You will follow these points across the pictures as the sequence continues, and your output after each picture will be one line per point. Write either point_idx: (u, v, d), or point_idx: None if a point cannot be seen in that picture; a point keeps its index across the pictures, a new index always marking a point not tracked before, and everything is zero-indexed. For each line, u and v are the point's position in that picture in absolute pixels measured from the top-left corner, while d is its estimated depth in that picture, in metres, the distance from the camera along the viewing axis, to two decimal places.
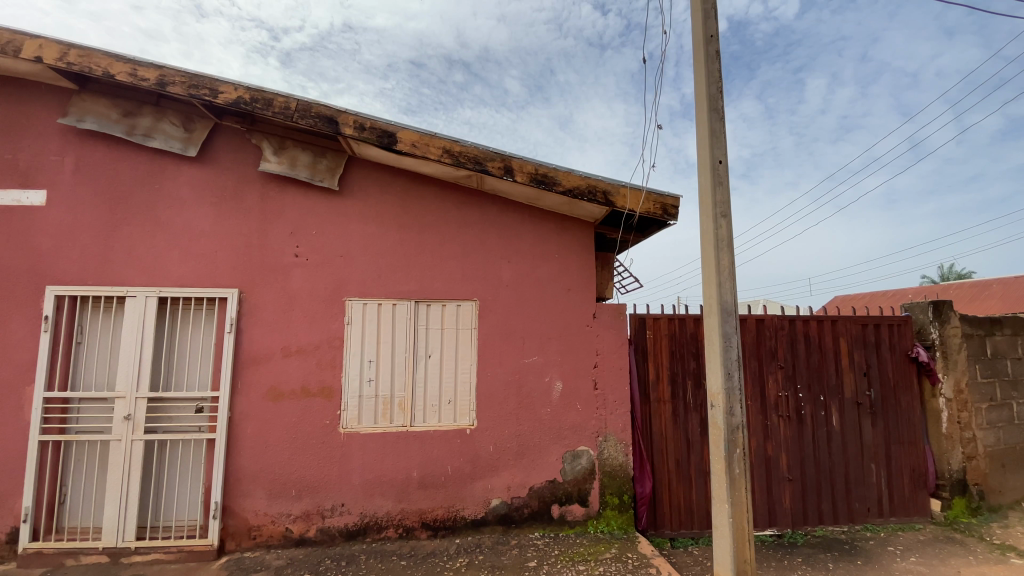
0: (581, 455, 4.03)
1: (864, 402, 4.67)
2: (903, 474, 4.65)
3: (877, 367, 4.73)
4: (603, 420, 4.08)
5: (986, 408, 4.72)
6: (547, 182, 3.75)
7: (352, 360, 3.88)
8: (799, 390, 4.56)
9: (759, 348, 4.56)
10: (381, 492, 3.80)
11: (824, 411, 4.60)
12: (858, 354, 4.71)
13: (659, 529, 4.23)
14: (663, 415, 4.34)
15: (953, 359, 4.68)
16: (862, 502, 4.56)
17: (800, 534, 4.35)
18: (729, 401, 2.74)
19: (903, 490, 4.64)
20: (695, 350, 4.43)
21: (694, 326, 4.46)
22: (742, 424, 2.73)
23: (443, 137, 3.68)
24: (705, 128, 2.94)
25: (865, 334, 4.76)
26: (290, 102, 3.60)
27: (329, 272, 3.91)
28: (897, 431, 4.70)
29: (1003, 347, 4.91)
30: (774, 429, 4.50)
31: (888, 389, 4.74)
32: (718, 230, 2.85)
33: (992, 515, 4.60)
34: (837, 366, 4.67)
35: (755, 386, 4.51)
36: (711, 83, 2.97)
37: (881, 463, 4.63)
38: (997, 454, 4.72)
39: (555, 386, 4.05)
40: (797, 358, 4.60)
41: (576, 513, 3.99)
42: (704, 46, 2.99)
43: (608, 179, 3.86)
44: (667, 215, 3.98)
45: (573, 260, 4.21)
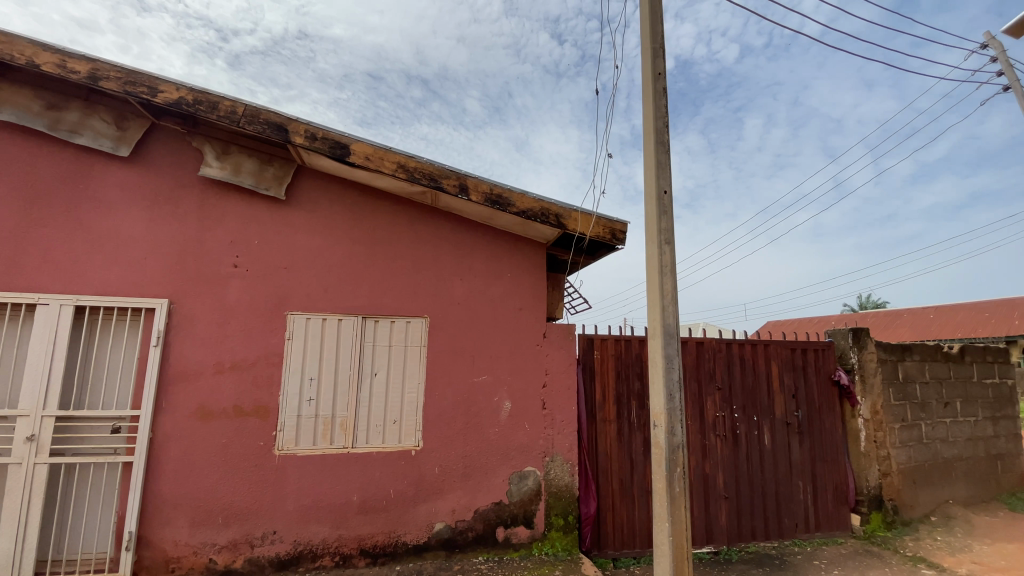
0: (527, 476, 4.01)
1: (792, 422, 4.95)
2: (827, 491, 4.95)
3: (804, 389, 5.05)
4: (550, 440, 4.09)
5: (899, 428, 5.13)
6: (502, 203, 3.80)
7: (291, 377, 3.70)
8: (735, 411, 4.79)
9: (699, 370, 4.76)
10: (317, 518, 3.61)
11: (757, 431, 4.84)
12: (788, 377, 5.02)
13: (602, 550, 4.25)
14: (608, 434, 4.41)
15: (870, 382, 5.07)
16: (791, 518, 4.80)
17: (734, 551, 4.50)
18: (670, 420, 2.83)
19: (828, 506, 4.93)
20: (640, 370, 4.56)
21: (639, 347, 4.61)
22: (682, 443, 2.83)
23: (398, 152, 3.66)
24: (652, 159, 3.09)
25: (793, 357, 5.08)
26: (237, 107, 3.47)
27: (270, 285, 3.74)
28: (821, 449, 5.01)
29: (912, 371, 5.38)
30: (712, 448, 4.68)
31: (813, 410, 5.06)
32: (662, 256, 2.97)
33: (905, 529, 4.95)
34: (768, 388, 4.94)
35: (695, 406, 4.68)
36: (658, 118, 3.14)
37: (808, 480, 4.91)
38: (908, 471, 5.13)
39: (503, 406, 4.03)
40: (733, 380, 4.83)
41: (521, 535, 3.94)
42: (652, 82, 3.17)
43: (560, 202, 3.96)
44: (615, 239, 4.12)
45: (525, 279, 4.25)
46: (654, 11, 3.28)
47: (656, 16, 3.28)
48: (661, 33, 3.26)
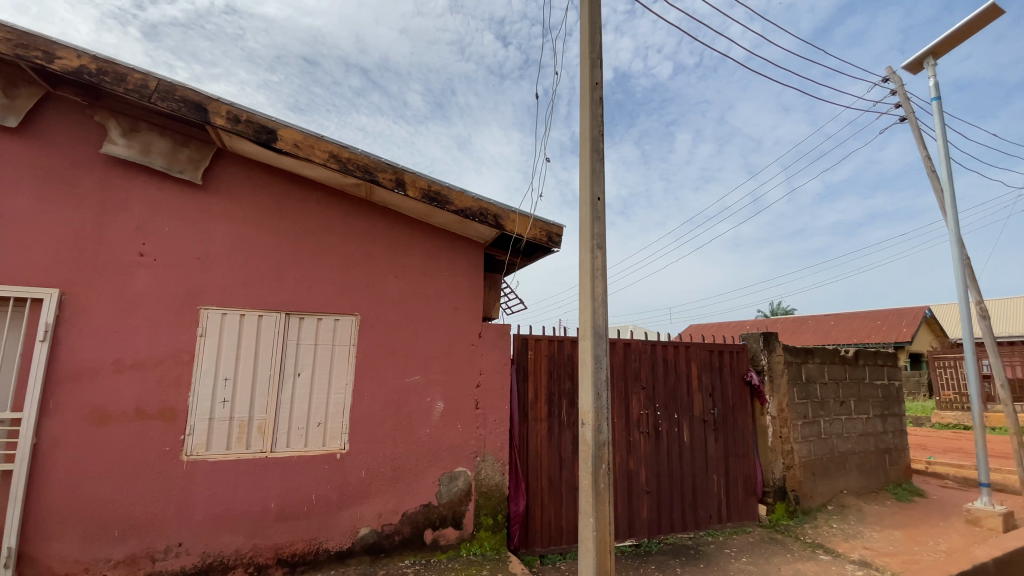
0: (457, 477, 3.98)
1: (709, 419, 5.29)
2: (739, 483, 5.33)
3: (720, 388, 5.40)
4: (481, 441, 4.08)
5: (801, 425, 5.63)
6: (439, 200, 3.75)
7: (204, 376, 3.43)
8: (658, 409, 5.04)
9: (626, 370, 4.96)
10: (230, 528, 3.37)
11: (677, 428, 5.12)
12: (706, 377, 5.35)
13: (530, 547, 4.31)
14: (539, 433, 4.48)
15: (777, 382, 5.55)
16: (706, 510, 5.12)
17: (654, 543, 4.73)
18: (597, 418, 2.92)
19: (738, 497, 5.31)
20: (571, 370, 4.68)
21: (571, 348, 4.72)
22: (608, 441, 2.93)
23: (330, 141, 3.51)
24: (587, 166, 3.18)
25: (711, 359, 5.43)
26: (149, 81, 3.17)
27: (183, 276, 3.45)
28: (734, 444, 5.39)
29: (813, 372, 5.92)
30: (636, 445, 4.89)
31: (728, 408, 5.43)
32: (594, 259, 3.06)
33: (804, 517, 5.42)
34: (688, 387, 5.25)
35: (621, 404, 4.88)
36: (594, 126, 3.23)
37: (721, 474, 5.26)
38: (808, 463, 5.63)
39: (435, 406, 3.97)
40: (657, 379, 5.09)
41: (449, 537, 3.91)
42: (590, 91, 3.26)
43: (498, 203, 3.97)
44: (551, 242, 4.19)
45: (461, 279, 4.21)
46: (593, 22, 3.37)
47: (596, 27, 3.37)
48: (600, 44, 3.36)
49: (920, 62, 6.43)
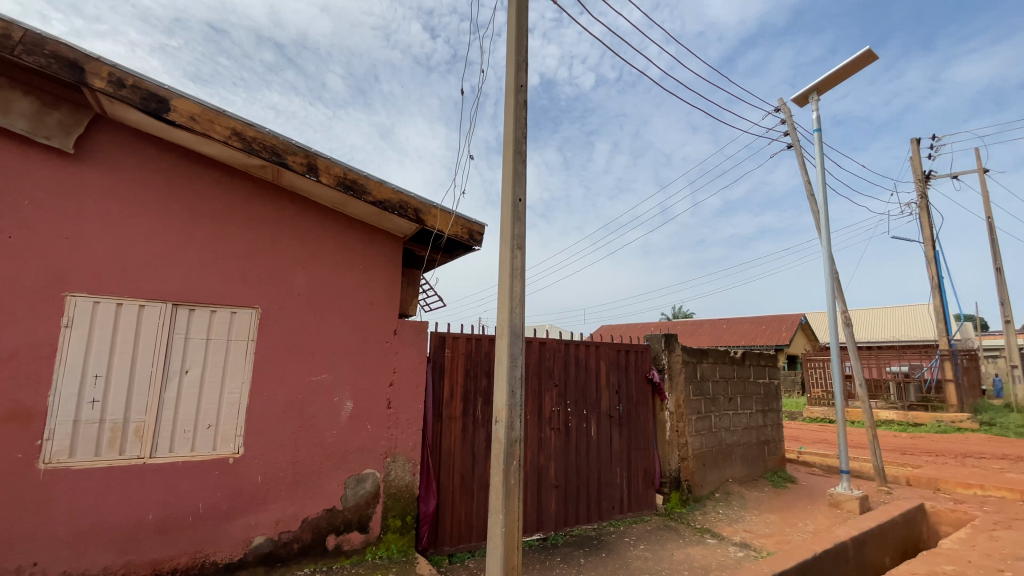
0: (365, 479, 3.84)
1: (615, 415, 5.58)
2: (639, 475, 5.68)
3: (625, 386, 5.72)
4: (392, 441, 3.97)
5: (694, 419, 6.13)
6: (356, 189, 3.59)
7: (67, 373, 3.00)
8: (568, 405, 5.22)
9: (540, 368, 5.08)
10: (97, 544, 2.98)
11: (586, 423, 5.34)
12: (613, 374, 5.64)
13: (439, 547, 4.27)
14: (452, 432, 4.45)
15: (675, 380, 6.02)
16: (609, 501, 5.39)
17: (560, 536, 4.89)
18: (510, 416, 2.97)
19: (638, 488, 5.66)
20: (488, 369, 4.70)
21: (488, 346, 4.74)
22: (520, 437, 2.98)
23: (235, 118, 3.23)
24: (510, 167, 3.21)
25: (619, 357, 5.73)
26: (9, 29, 2.71)
27: (46, 258, 3.00)
28: (636, 438, 5.74)
29: (707, 371, 6.47)
30: (547, 441, 5.03)
31: (632, 404, 5.77)
32: (514, 259, 3.10)
33: (695, 504, 5.91)
34: (597, 385, 5.50)
35: (534, 402, 4.99)
36: (517, 128, 3.27)
37: (624, 467, 5.57)
38: (700, 455, 6.15)
39: (344, 406, 3.80)
40: (569, 377, 5.27)
41: (354, 541, 3.76)
42: (514, 94, 3.29)
43: (419, 197, 3.88)
44: (472, 240, 4.18)
45: (377, 274, 4.07)
46: (520, 26, 3.41)
47: (523, 31, 3.42)
48: (526, 48, 3.41)
49: (805, 97, 7.27)
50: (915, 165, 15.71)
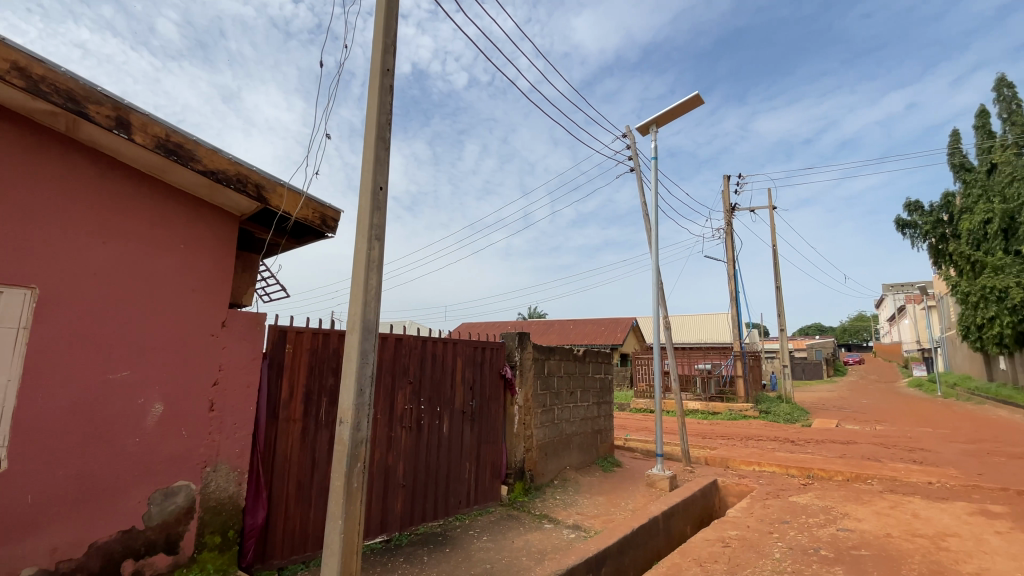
0: (176, 492, 3.31)
1: (467, 411, 5.68)
2: (487, 469, 5.86)
3: (479, 382, 5.85)
4: (214, 448, 3.49)
5: (540, 413, 6.55)
6: (182, 155, 3.08)
7: None
8: (421, 403, 5.16)
9: (394, 365, 4.93)
10: None
11: (438, 420, 5.33)
12: (468, 371, 5.73)
13: (267, 562, 3.87)
14: (290, 435, 4.07)
15: (525, 375, 6.37)
16: (456, 496, 5.46)
17: (404, 535, 4.80)
18: (357, 416, 2.82)
19: (485, 482, 5.83)
20: (335, 366, 4.41)
21: (337, 342, 4.45)
22: (366, 438, 2.85)
23: (10, 46, 2.54)
24: (371, 153, 3.05)
25: (475, 354, 5.84)
26: None
27: None
28: (486, 433, 5.91)
29: (554, 367, 6.95)
30: (397, 439, 4.90)
31: (484, 400, 5.93)
32: (371, 251, 2.96)
33: (536, 492, 6.29)
34: (452, 382, 5.52)
35: (385, 400, 4.82)
36: (381, 114, 3.12)
37: (473, 461, 5.69)
38: (543, 446, 6.59)
39: (152, 409, 3.23)
40: (423, 375, 5.20)
41: (158, 566, 3.21)
42: (380, 77, 3.14)
43: (263, 172, 3.48)
44: (324, 226, 3.88)
45: (206, 256, 3.54)
46: (391, 8, 3.27)
47: (393, 13, 3.27)
48: (395, 32, 3.28)
49: (647, 127, 8.24)
50: (724, 198, 18.93)
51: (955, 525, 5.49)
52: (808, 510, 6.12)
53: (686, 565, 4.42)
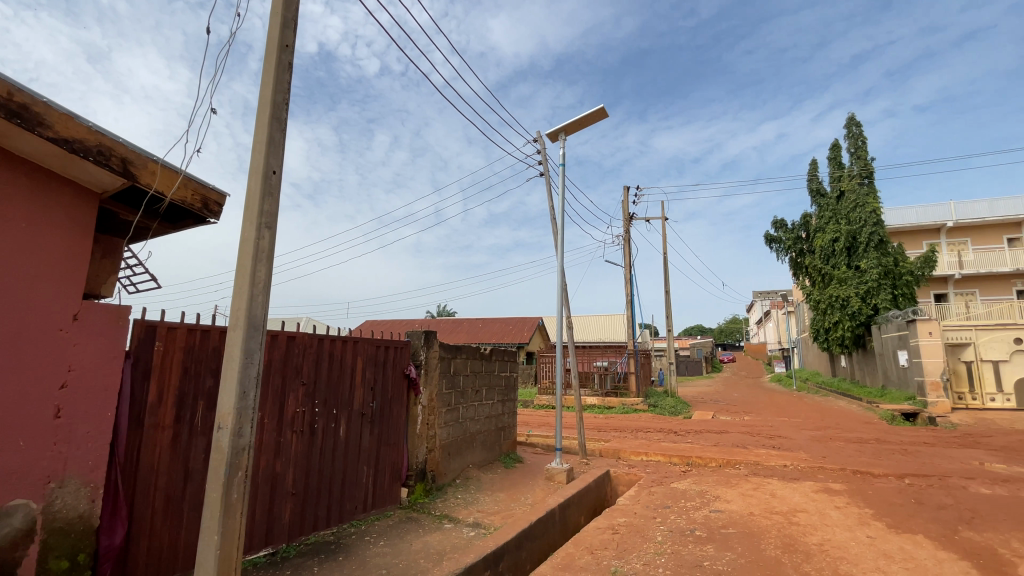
0: (12, 513, 2.80)
1: (367, 412, 5.45)
2: (386, 471, 5.67)
3: (381, 383, 5.65)
4: (59, 462, 2.98)
5: (444, 412, 6.49)
6: (27, 119, 2.60)
7: None
8: (316, 405, 4.86)
9: (285, 365, 4.58)
10: None
11: (334, 423, 5.06)
12: (369, 371, 5.50)
13: None
14: (158, 444, 3.61)
15: (430, 375, 6.26)
16: (352, 501, 5.22)
17: (292, 546, 4.48)
18: (239, 421, 2.57)
19: (384, 484, 5.64)
20: (215, 366, 3.98)
21: (219, 339, 4.03)
22: (248, 445, 2.61)
23: None
24: (263, 133, 2.80)
25: (377, 354, 5.62)
26: None
27: None
28: (386, 435, 5.71)
29: (459, 366, 6.92)
30: (286, 445, 4.56)
31: (386, 401, 5.73)
32: (260, 240, 2.72)
33: (437, 493, 6.22)
34: (351, 382, 5.27)
35: (273, 403, 4.46)
36: (277, 92, 2.88)
37: (371, 464, 5.48)
38: (446, 445, 6.53)
39: None
40: (319, 375, 4.90)
41: None
42: (277, 52, 2.90)
43: (131, 145, 3.06)
44: (206, 211, 3.50)
45: (54, 238, 3.01)
46: None
47: None
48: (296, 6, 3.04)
49: (556, 134, 8.52)
50: (624, 207, 20.20)
51: (804, 502, 6.36)
52: (687, 494, 6.73)
53: (578, 554, 4.64)
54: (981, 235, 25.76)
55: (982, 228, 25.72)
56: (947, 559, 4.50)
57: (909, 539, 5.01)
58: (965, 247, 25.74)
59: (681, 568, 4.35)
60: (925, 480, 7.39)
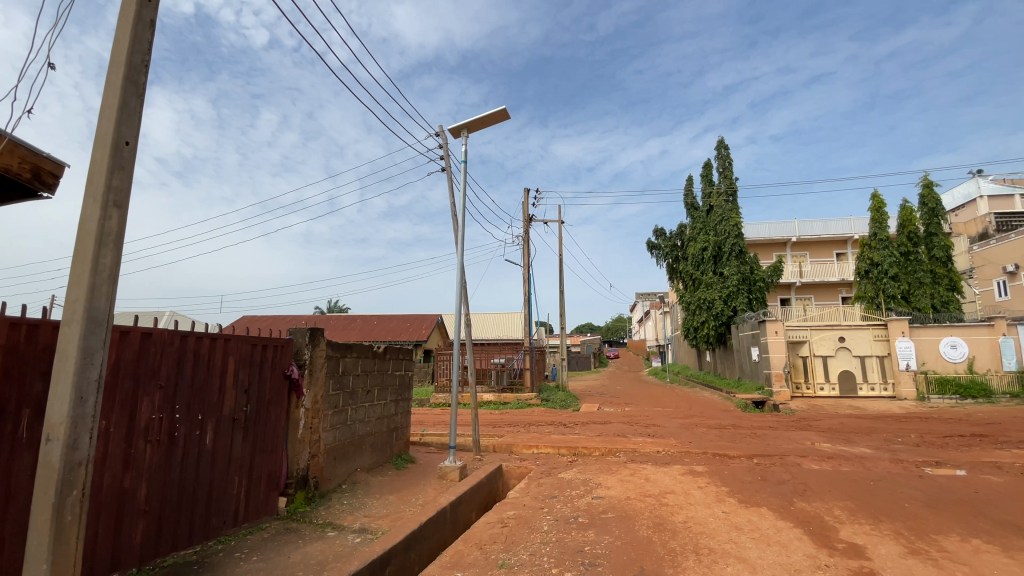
0: None
1: (239, 417, 4.96)
2: (261, 480, 5.20)
3: (257, 384, 5.18)
4: None
5: (330, 414, 6.14)
6: None
7: None
8: (176, 411, 4.30)
9: (139, 367, 4.00)
10: None
11: (199, 431, 4.52)
12: (242, 372, 5.01)
13: None
14: None
15: (315, 375, 5.89)
16: (219, 516, 4.70)
17: (144, 572, 3.93)
18: (74, 432, 2.19)
19: (258, 495, 5.17)
20: (47, 368, 3.34)
21: (51, 336, 3.37)
22: (86, 459, 2.23)
23: None
24: (113, 97, 2.41)
25: (252, 353, 5.14)
26: None
27: None
28: (262, 441, 5.24)
29: (349, 366, 6.59)
30: (138, 457, 3.98)
31: (262, 404, 5.26)
32: (105, 221, 2.34)
33: (319, 500, 5.85)
34: (221, 385, 4.76)
35: (121, 410, 3.87)
36: (135, 51, 2.51)
37: (244, 474, 4.99)
38: (331, 449, 6.18)
39: None
40: (181, 377, 4.35)
41: None
42: (137, 6, 2.53)
43: None
44: (36, 183, 3.10)
45: None
46: None
47: None
48: None
49: (459, 130, 8.47)
50: (524, 208, 20.73)
51: (673, 484, 7.05)
52: (573, 483, 7.10)
53: (467, 551, 4.66)
54: (816, 250, 30.56)
55: (817, 244, 30.52)
56: (784, 527, 5.26)
57: (755, 512, 5.78)
58: (804, 259, 30.38)
59: (564, 555, 4.57)
60: (769, 459, 8.58)
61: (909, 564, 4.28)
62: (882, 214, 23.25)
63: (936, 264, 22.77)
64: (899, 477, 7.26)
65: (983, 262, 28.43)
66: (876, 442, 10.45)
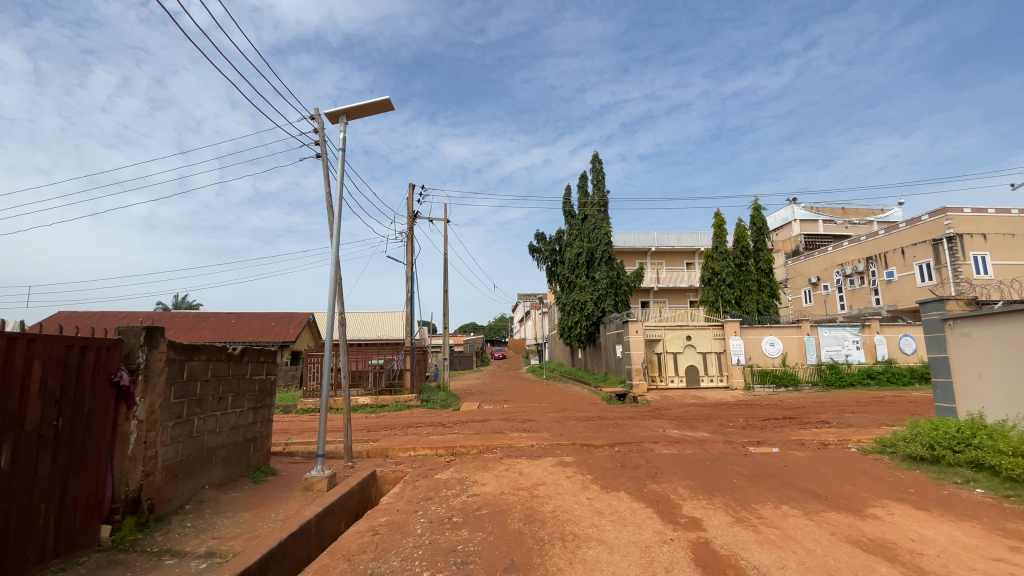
0: None
1: (48, 433, 4.10)
2: (77, 507, 4.34)
3: (73, 393, 4.33)
4: None
5: (170, 425, 5.38)
6: None
7: None
8: None
9: None
10: None
11: None
12: (53, 379, 4.15)
13: None
14: None
15: (152, 381, 5.10)
16: (20, 553, 3.83)
17: None
18: None
19: (74, 525, 4.31)
20: None
21: None
22: None
23: None
24: None
25: (67, 357, 4.29)
26: None
27: None
28: (79, 460, 4.39)
29: (196, 370, 5.83)
30: None
31: (79, 416, 4.41)
32: None
33: (156, 525, 5.07)
34: (21, 395, 3.88)
35: None
36: None
37: (53, 501, 4.12)
38: (171, 465, 5.39)
39: None
40: None
41: None
42: None
43: None
44: None
45: None
46: None
47: None
48: None
49: (336, 115, 7.96)
50: (407, 205, 20.20)
51: (544, 476, 7.42)
52: (448, 483, 7.09)
53: (333, 564, 4.39)
54: (672, 259, 34.38)
55: (673, 253, 34.36)
56: (638, 508, 5.83)
57: (614, 496, 6.34)
58: (662, 266, 34.00)
59: (436, 557, 4.53)
60: (628, 447, 9.46)
61: (734, 531, 5.02)
62: (723, 229, 26.99)
63: (761, 274, 27.03)
64: (729, 456, 8.50)
65: (795, 274, 34.48)
66: (713, 427, 12.09)
